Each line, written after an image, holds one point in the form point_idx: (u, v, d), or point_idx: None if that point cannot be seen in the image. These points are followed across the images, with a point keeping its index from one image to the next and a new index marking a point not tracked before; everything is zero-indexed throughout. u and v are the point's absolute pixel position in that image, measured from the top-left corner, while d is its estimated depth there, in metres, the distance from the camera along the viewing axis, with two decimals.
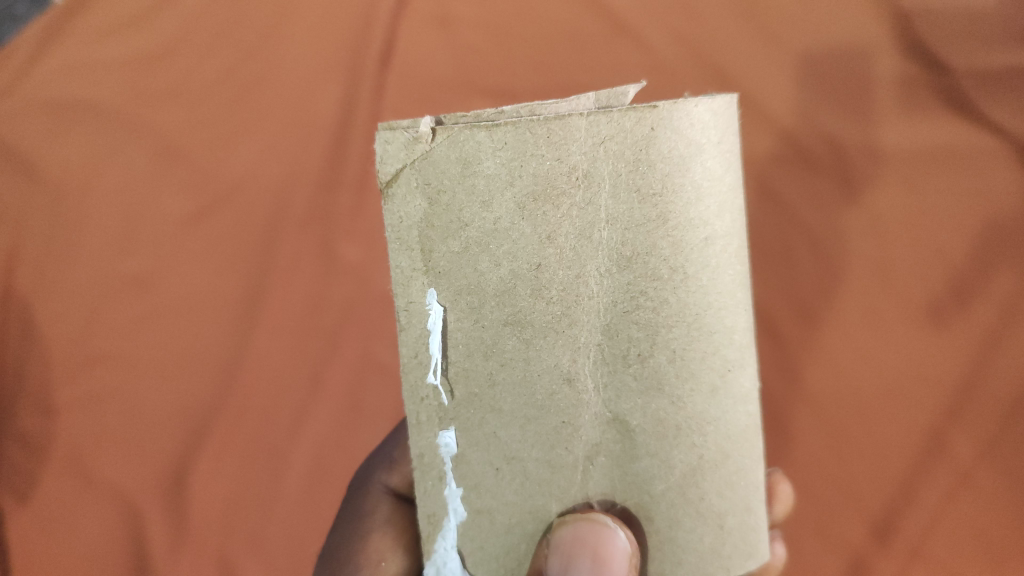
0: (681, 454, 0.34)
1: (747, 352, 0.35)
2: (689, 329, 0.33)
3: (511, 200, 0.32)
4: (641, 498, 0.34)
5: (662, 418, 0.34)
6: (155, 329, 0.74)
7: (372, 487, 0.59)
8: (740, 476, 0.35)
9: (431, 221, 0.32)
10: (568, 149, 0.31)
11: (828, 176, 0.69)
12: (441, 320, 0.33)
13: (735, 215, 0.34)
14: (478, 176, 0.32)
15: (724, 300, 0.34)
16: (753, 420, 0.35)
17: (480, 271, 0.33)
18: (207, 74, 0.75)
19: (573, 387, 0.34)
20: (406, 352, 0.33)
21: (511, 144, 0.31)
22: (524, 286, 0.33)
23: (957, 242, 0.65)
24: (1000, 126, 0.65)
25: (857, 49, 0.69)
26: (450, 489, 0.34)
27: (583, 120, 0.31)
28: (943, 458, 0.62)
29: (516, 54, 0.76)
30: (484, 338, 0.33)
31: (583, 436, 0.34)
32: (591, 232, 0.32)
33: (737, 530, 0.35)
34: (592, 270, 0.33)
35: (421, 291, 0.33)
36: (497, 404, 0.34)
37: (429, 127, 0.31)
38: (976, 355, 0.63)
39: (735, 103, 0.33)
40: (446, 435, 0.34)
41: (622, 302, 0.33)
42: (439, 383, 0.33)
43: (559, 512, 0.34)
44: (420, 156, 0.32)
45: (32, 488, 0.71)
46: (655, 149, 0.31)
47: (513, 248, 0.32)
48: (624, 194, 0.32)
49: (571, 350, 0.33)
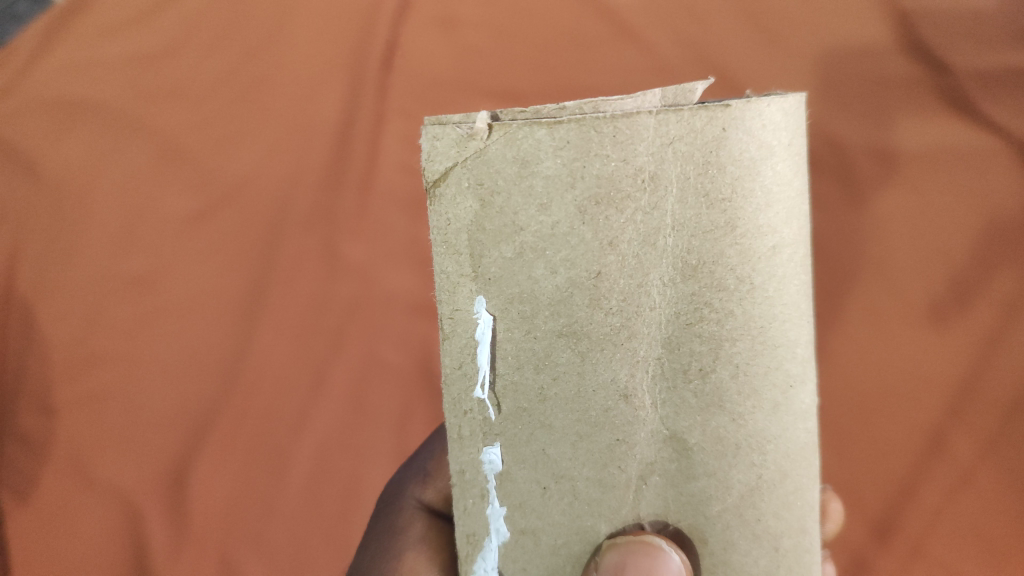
0: (740, 473, 0.34)
1: (810, 367, 0.35)
2: (754, 342, 0.33)
3: (571, 203, 0.32)
4: (695, 520, 0.34)
5: (722, 436, 0.34)
6: (158, 328, 0.73)
7: (405, 502, 0.59)
8: (797, 497, 0.34)
9: (481, 223, 0.32)
10: (634, 149, 0.31)
11: (828, 180, 0.70)
12: (489, 330, 0.33)
13: (802, 221, 0.33)
14: (536, 176, 0.32)
15: (788, 313, 0.34)
16: (813, 437, 0.34)
17: (533, 278, 0.33)
18: (211, 74, 0.74)
19: (629, 404, 0.34)
20: (450, 363, 0.33)
21: (573, 142, 0.31)
22: (581, 296, 0.33)
23: (956, 244, 0.65)
24: (998, 130, 0.65)
25: (857, 54, 0.69)
26: (492, 508, 0.34)
27: (651, 118, 0.31)
28: (942, 456, 0.63)
29: (522, 56, 0.76)
30: (536, 350, 0.33)
31: (637, 454, 0.34)
32: (655, 238, 0.32)
33: (791, 553, 0.34)
34: (655, 279, 0.33)
35: (468, 299, 0.33)
36: (547, 420, 0.34)
37: (485, 123, 0.31)
38: (974, 352, 0.64)
39: (805, 102, 0.32)
40: (490, 452, 0.34)
41: (684, 314, 0.33)
42: (486, 397, 0.33)
43: (608, 534, 0.34)
44: (472, 154, 0.32)
45: (33, 489, 0.70)
46: (727, 150, 0.31)
47: (571, 255, 0.32)
48: (691, 198, 0.32)
49: (629, 365, 0.33)
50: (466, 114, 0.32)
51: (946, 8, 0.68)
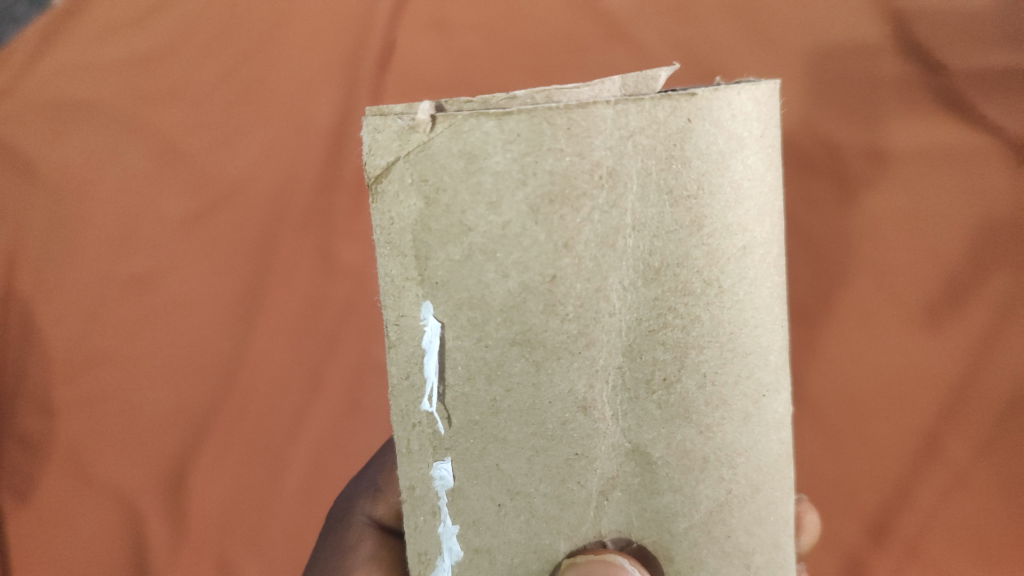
0: (708, 488, 0.34)
1: (782, 375, 0.35)
2: (722, 350, 0.33)
3: (523, 202, 0.30)
4: (660, 537, 0.34)
5: (688, 449, 0.33)
6: (153, 329, 0.72)
7: (355, 519, 0.58)
8: (769, 511, 0.34)
9: (427, 223, 0.31)
10: (590, 143, 0.30)
11: (827, 179, 0.68)
12: (437, 337, 0.32)
13: (774, 219, 0.33)
14: (484, 172, 0.30)
15: (759, 316, 0.33)
16: (785, 448, 0.34)
17: (484, 282, 0.31)
18: (205, 76, 0.74)
19: (588, 416, 0.33)
20: (398, 373, 0.32)
21: (525, 135, 0.30)
22: (535, 301, 0.31)
23: (952, 241, 0.64)
24: (996, 128, 0.64)
25: (857, 51, 0.68)
26: (445, 526, 0.33)
27: (609, 109, 0.30)
28: (938, 458, 0.61)
29: (512, 55, 0.75)
30: (487, 359, 0.32)
31: (598, 468, 0.33)
32: (615, 239, 0.31)
33: (763, 569, 0.34)
34: (615, 282, 0.32)
35: (415, 304, 0.32)
36: (500, 433, 0.33)
37: (428, 115, 0.30)
38: (972, 354, 0.62)
39: (775, 92, 0.33)
40: (441, 467, 0.33)
41: (647, 320, 0.32)
42: (434, 410, 0.32)
43: (568, 552, 0.33)
44: (415, 147, 0.30)
45: (33, 489, 0.70)
46: (691, 144, 0.31)
47: (524, 257, 0.31)
48: (653, 195, 0.31)
49: (588, 375, 0.32)
50: (409, 105, 0.31)
51: (946, 4, 0.66)
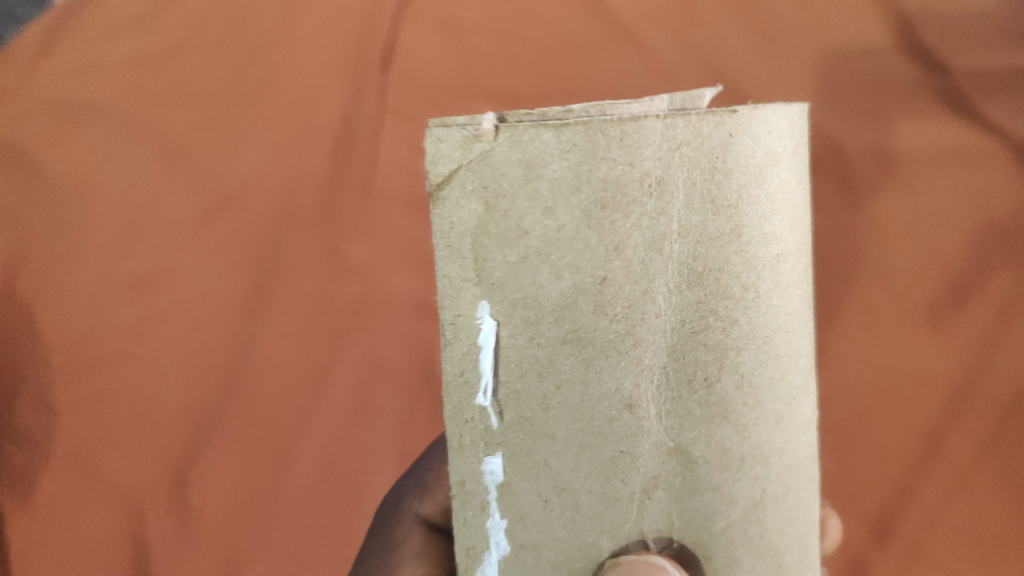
0: (744, 487, 0.34)
1: (811, 379, 0.36)
2: (757, 353, 0.34)
3: (576, 208, 0.31)
4: (698, 536, 0.34)
5: (725, 449, 0.34)
6: (161, 329, 0.71)
7: (405, 515, 0.58)
8: (798, 510, 0.35)
9: (486, 227, 0.32)
10: (640, 153, 0.31)
11: (831, 183, 0.69)
12: (493, 337, 0.32)
13: (807, 231, 0.34)
14: (541, 180, 0.31)
15: (791, 322, 0.34)
16: (813, 450, 0.36)
17: (537, 284, 0.32)
18: (214, 76, 0.74)
19: (633, 415, 0.33)
20: (452, 371, 0.33)
21: (580, 145, 0.31)
22: (586, 302, 0.32)
23: (955, 247, 0.65)
24: (999, 130, 0.65)
25: (856, 60, 0.69)
26: (493, 521, 0.34)
27: (659, 122, 0.31)
28: (940, 458, 0.63)
29: (519, 59, 0.76)
30: (539, 359, 0.33)
31: (641, 467, 0.34)
32: (661, 244, 0.32)
33: (793, 566, 0.35)
34: (660, 285, 0.32)
35: (472, 304, 0.32)
36: (550, 432, 0.33)
37: (491, 124, 0.31)
38: (974, 356, 0.64)
39: (807, 112, 0.33)
40: (491, 463, 0.33)
41: (689, 323, 0.33)
42: (488, 405, 0.33)
43: (611, 551, 0.34)
44: (478, 155, 0.31)
45: (31, 492, 0.68)
46: (732, 155, 0.32)
47: (576, 260, 0.32)
48: (697, 203, 0.32)
49: (634, 375, 0.33)
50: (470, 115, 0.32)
51: (945, 9, 0.68)
